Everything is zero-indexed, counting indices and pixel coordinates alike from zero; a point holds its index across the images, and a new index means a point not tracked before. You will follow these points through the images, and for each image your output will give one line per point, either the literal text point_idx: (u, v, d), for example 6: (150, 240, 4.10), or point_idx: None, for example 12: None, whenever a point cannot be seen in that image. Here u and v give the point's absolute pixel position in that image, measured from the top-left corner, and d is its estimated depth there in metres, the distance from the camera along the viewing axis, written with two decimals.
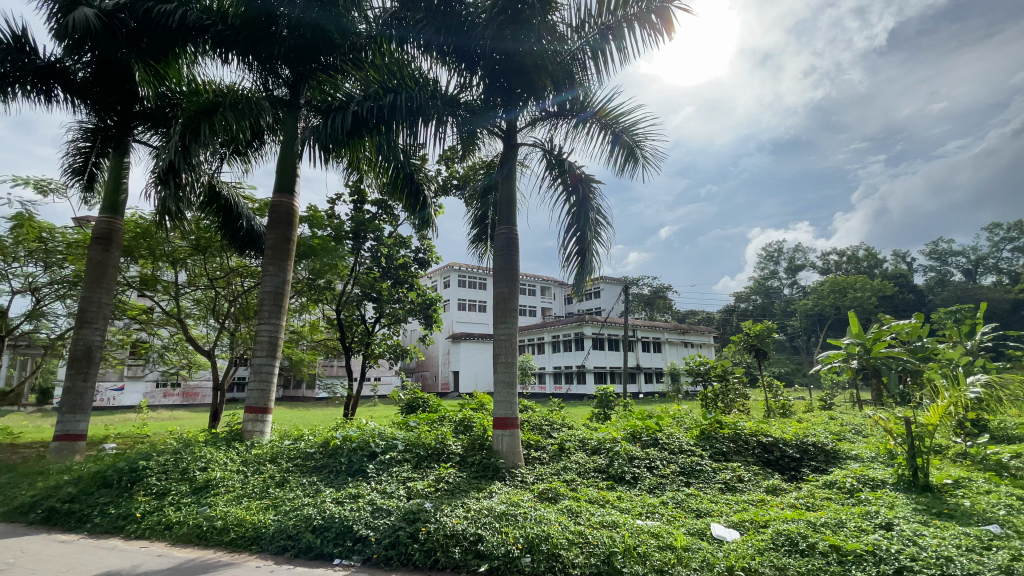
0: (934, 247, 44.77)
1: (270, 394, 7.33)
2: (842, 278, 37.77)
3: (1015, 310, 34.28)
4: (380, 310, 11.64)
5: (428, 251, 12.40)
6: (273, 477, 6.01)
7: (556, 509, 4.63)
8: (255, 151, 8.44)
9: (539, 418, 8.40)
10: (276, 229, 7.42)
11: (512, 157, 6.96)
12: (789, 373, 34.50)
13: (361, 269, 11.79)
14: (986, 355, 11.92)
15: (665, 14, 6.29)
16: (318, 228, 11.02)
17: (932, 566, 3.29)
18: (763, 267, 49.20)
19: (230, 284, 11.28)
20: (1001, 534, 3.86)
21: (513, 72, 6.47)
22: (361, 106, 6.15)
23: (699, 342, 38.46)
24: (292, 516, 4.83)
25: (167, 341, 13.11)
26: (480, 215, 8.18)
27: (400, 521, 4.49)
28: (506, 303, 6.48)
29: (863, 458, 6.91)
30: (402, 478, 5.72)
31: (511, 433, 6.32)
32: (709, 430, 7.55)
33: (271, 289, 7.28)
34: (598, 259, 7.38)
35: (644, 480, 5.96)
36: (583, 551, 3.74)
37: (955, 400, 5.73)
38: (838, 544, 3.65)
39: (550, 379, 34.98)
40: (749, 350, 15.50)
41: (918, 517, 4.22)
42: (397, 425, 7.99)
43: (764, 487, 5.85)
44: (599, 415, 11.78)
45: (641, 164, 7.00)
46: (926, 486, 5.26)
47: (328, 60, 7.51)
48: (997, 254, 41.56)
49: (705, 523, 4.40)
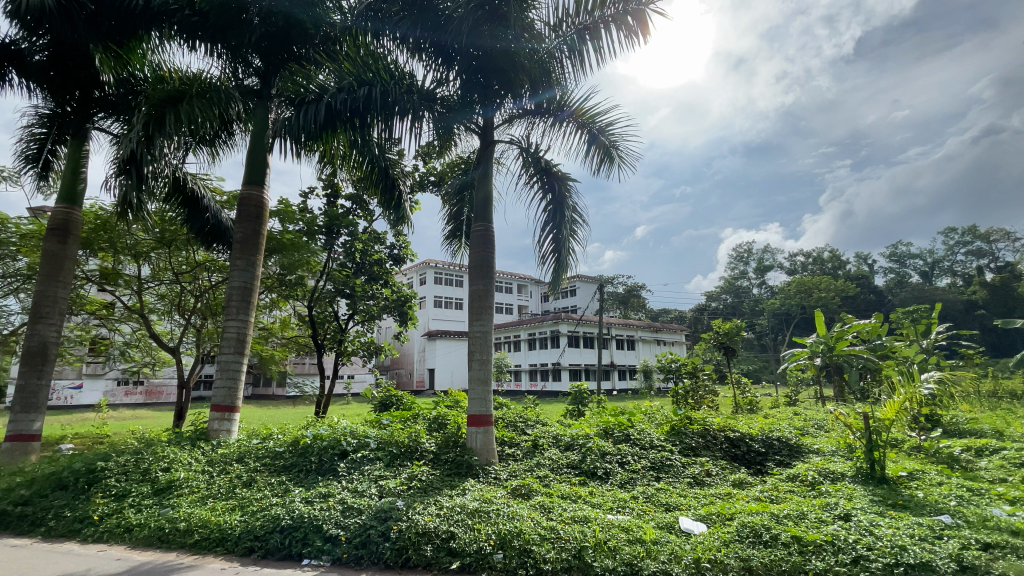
0: (894, 250, 46.65)
1: (238, 393, 7.14)
2: (809, 278, 38.96)
3: (967, 312, 36.14)
4: (353, 307, 11.43)
5: (404, 247, 12.24)
6: (240, 477, 5.85)
7: (529, 505, 4.66)
8: (224, 141, 8.17)
9: (514, 415, 8.42)
10: (244, 223, 7.20)
11: (489, 154, 6.93)
12: (757, 372, 35.46)
13: (334, 264, 11.57)
14: (940, 353, 12.47)
15: (642, 17, 6.35)
16: (289, 223, 10.74)
17: (886, 555, 3.44)
18: (733, 268, 50.38)
19: (197, 279, 10.96)
20: (952, 524, 4.06)
21: (490, 69, 6.44)
22: (335, 99, 6.03)
23: (672, 340, 39.24)
24: (260, 517, 4.71)
25: (130, 338, 12.66)
26: (455, 212, 8.12)
27: (371, 520, 4.44)
28: (481, 301, 6.43)
29: (825, 452, 7.14)
30: (374, 477, 5.65)
31: (486, 431, 6.29)
32: (680, 425, 7.69)
33: (238, 284, 7.07)
34: (574, 257, 7.44)
35: (615, 476, 6.04)
36: (555, 547, 3.78)
37: (911, 396, 5.98)
38: (799, 535, 3.77)
39: (525, 376, 35.08)
40: (718, 348, 15.90)
41: (874, 508, 4.40)
42: (369, 423, 7.85)
43: (731, 480, 6.01)
44: (573, 411, 11.91)
45: (617, 164, 7.08)
46: (882, 478, 5.47)
47: (301, 51, 7.43)
48: (952, 257, 43.63)
49: (674, 516, 4.51)
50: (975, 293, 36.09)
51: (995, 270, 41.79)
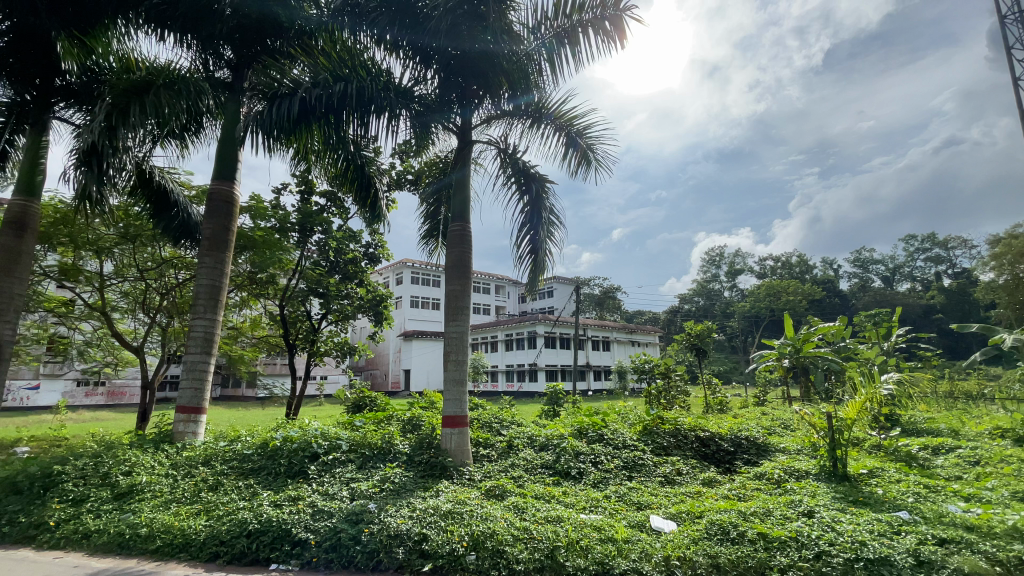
0: (858, 256, 48.39)
1: (205, 394, 6.94)
2: (778, 282, 40.07)
3: (926, 316, 37.77)
4: (327, 306, 11.24)
5: (379, 245, 12.08)
6: (205, 481, 5.68)
7: (503, 506, 4.65)
8: (193, 135, 7.93)
9: (489, 416, 8.41)
10: (213, 219, 6.99)
11: (466, 154, 6.91)
12: (727, 372, 36.35)
13: (308, 262, 11.36)
14: (900, 355, 12.97)
15: (619, 22, 6.43)
16: (260, 219, 10.49)
17: (848, 550, 3.56)
18: (706, 271, 51.39)
19: (163, 276, 10.61)
20: (910, 519, 4.23)
21: (468, 69, 6.44)
22: (310, 93, 5.92)
23: (646, 341, 39.83)
24: (226, 521, 4.57)
25: (91, 337, 12.15)
26: (432, 212, 8.06)
27: (342, 523, 4.36)
28: (458, 302, 6.40)
29: (790, 450, 7.33)
30: (346, 479, 5.56)
31: (460, 432, 6.26)
32: (652, 425, 7.82)
33: (206, 283, 6.85)
34: (551, 258, 7.47)
35: (588, 475, 6.08)
36: (528, 547, 3.79)
37: (872, 396, 6.19)
38: (765, 532, 3.87)
39: (501, 377, 35.07)
40: (690, 349, 16.19)
41: (836, 505, 4.55)
42: (342, 424, 7.74)
43: (701, 479, 6.12)
44: (548, 412, 11.94)
45: (594, 167, 7.15)
46: (844, 475, 5.67)
47: (275, 44, 7.27)
48: (911, 263, 45.49)
49: (644, 515, 4.57)
50: (933, 298, 37.75)
51: (951, 276, 43.80)
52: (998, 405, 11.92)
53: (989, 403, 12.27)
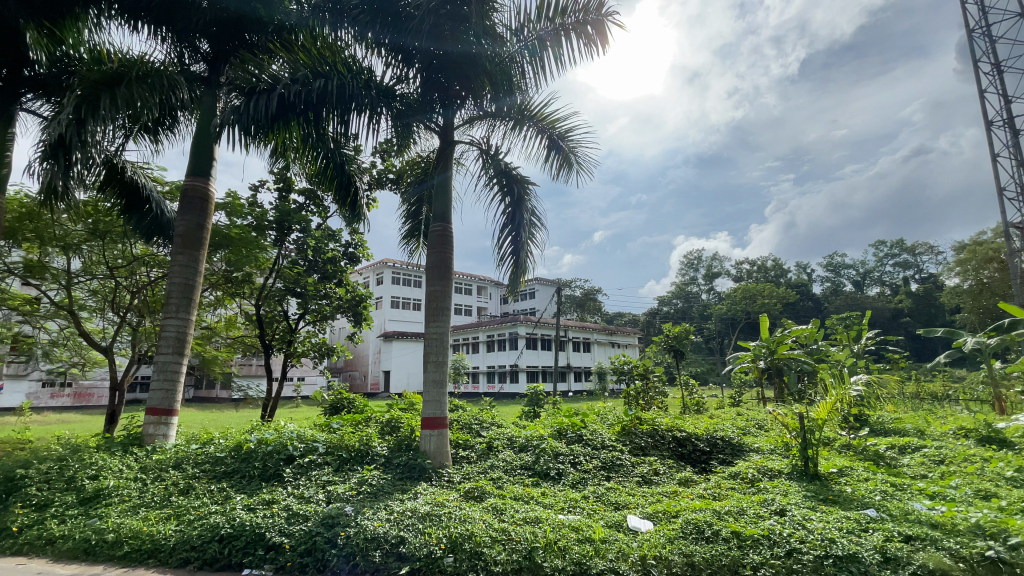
0: (831, 260, 49.72)
1: (176, 395, 6.75)
2: (754, 285, 40.91)
3: (894, 319, 39.00)
4: (304, 306, 11.05)
5: (359, 245, 11.94)
6: (176, 485, 5.53)
7: (482, 507, 4.63)
8: (167, 129, 7.72)
9: (469, 417, 8.38)
10: (187, 216, 6.81)
11: (448, 154, 6.89)
12: (705, 373, 36.96)
13: (285, 261, 11.17)
14: (869, 358, 13.36)
15: (601, 27, 6.50)
16: (236, 217, 10.27)
17: (818, 547, 3.65)
18: (684, 274, 52.15)
19: (134, 274, 10.31)
20: (877, 517, 4.36)
21: (451, 69, 6.42)
22: (288, 89, 5.82)
23: (626, 343, 40.23)
24: (198, 526, 4.46)
25: (57, 336, 11.75)
26: (413, 211, 8.00)
27: (318, 526, 4.30)
28: (438, 303, 6.37)
29: (764, 450, 7.47)
30: (322, 482, 5.48)
31: (440, 434, 6.22)
32: (630, 426, 7.91)
33: (178, 281, 6.67)
34: (532, 260, 7.49)
35: (567, 476, 6.11)
36: (505, 548, 3.79)
37: (841, 397, 6.35)
38: (739, 530, 3.94)
39: (482, 378, 35.00)
40: (668, 351, 16.41)
41: (807, 503, 4.67)
42: (318, 427, 7.63)
43: (677, 479, 6.20)
44: (528, 413, 11.96)
45: (575, 170, 7.20)
46: (816, 475, 5.81)
47: (253, 39, 7.13)
48: (881, 268, 46.95)
49: (622, 515, 4.61)
50: (901, 302, 39.05)
51: (918, 281, 45.35)
52: (961, 406, 12.35)
53: (953, 405, 12.74)
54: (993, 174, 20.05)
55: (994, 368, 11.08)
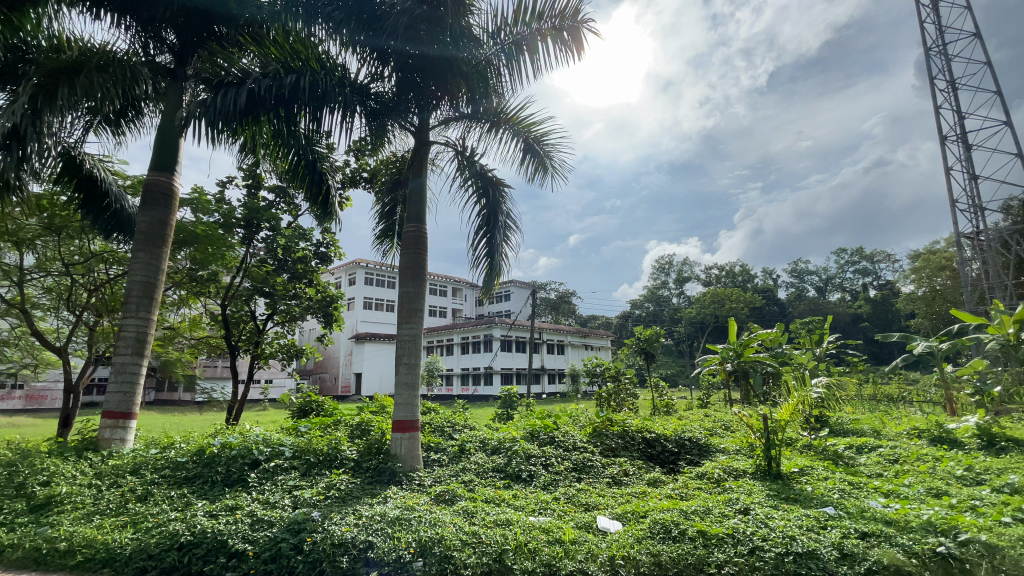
0: (795, 266, 51.44)
1: (135, 398, 6.49)
2: (723, 290, 41.94)
3: (854, 324, 40.60)
4: (273, 306, 10.79)
5: (331, 244, 11.73)
6: (133, 491, 5.31)
7: (452, 511, 4.61)
8: (130, 121, 7.45)
9: (441, 420, 8.32)
10: (149, 211, 6.56)
11: (423, 154, 6.84)
12: (675, 376, 37.67)
13: (253, 260, 10.88)
14: (830, 361, 13.87)
15: (577, 34, 6.58)
16: (203, 213, 9.94)
17: (778, 544, 3.76)
18: (656, 278, 53.07)
19: (92, 271, 9.89)
20: (835, 514, 4.52)
21: (427, 69, 6.38)
22: (258, 84, 5.68)
23: (598, 345, 40.69)
24: (156, 534, 4.29)
25: (6, 335, 11.17)
26: (388, 212, 7.92)
27: (283, 532, 4.20)
28: (411, 305, 6.31)
29: (729, 450, 7.65)
30: (288, 487, 5.34)
31: (411, 437, 6.14)
32: (601, 428, 8.00)
33: (139, 279, 6.41)
34: (507, 263, 7.51)
35: (538, 478, 6.12)
36: (476, 551, 3.77)
37: (803, 398, 6.55)
38: (704, 529, 4.03)
39: (456, 380, 34.82)
40: (639, 353, 16.68)
41: (770, 502, 4.81)
42: (285, 430, 7.45)
43: (646, 479, 6.30)
44: (501, 416, 11.97)
45: (550, 174, 7.27)
46: (778, 474, 6.00)
47: (222, 31, 6.90)
48: (842, 274, 48.83)
49: (592, 515, 4.65)
50: (860, 308, 40.69)
51: (876, 288, 47.30)
52: (915, 407, 12.92)
53: (908, 406, 13.31)
54: (946, 186, 21.10)
55: (945, 372, 11.63)
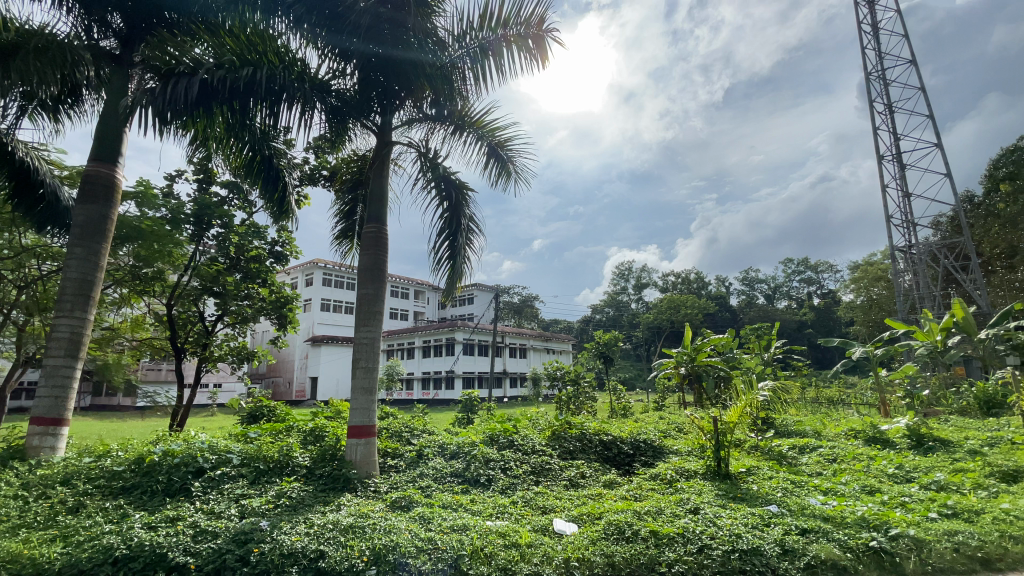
0: (746, 275, 53.70)
1: (68, 403, 6.07)
2: (679, 296, 43.30)
3: (799, 330, 42.71)
4: (223, 306, 10.35)
5: (287, 243, 11.36)
6: (64, 502, 4.96)
7: (408, 517, 4.54)
8: (69, 108, 6.96)
9: (399, 425, 8.19)
10: (87, 205, 6.16)
11: (385, 154, 6.75)
12: (632, 379, 38.53)
13: (203, 259, 10.37)
14: (776, 365, 14.54)
15: (542, 42, 6.66)
16: (149, 208, 9.43)
17: (726, 542, 3.90)
18: (616, 283, 54.17)
19: (22, 266, 9.19)
20: (778, 512, 4.75)
21: (390, 69, 6.30)
22: (212, 75, 5.46)
23: (559, 348, 41.10)
24: (88, 548, 4.02)
25: None
26: (348, 211, 7.76)
27: (228, 544, 4.02)
28: (370, 306, 6.20)
29: (682, 452, 7.87)
30: (235, 496, 5.12)
31: (367, 442, 5.98)
32: (560, 431, 8.12)
33: (74, 276, 6.01)
34: (469, 265, 7.49)
35: (496, 482, 6.12)
36: (432, 557, 3.73)
37: (750, 401, 6.81)
38: (656, 529, 4.14)
39: (416, 384, 34.34)
40: (598, 357, 16.96)
41: (718, 501, 5.00)
42: (233, 437, 7.16)
43: (602, 481, 6.41)
44: (461, 420, 11.90)
45: (513, 178, 7.31)
46: (727, 474, 6.25)
47: (173, 18, 6.54)
48: (789, 283, 51.38)
49: (548, 519, 4.69)
50: (805, 315, 42.91)
51: (820, 296, 50.01)
52: (853, 410, 13.72)
53: (846, 409, 14.09)
54: (883, 202, 22.58)
55: (880, 376, 12.39)
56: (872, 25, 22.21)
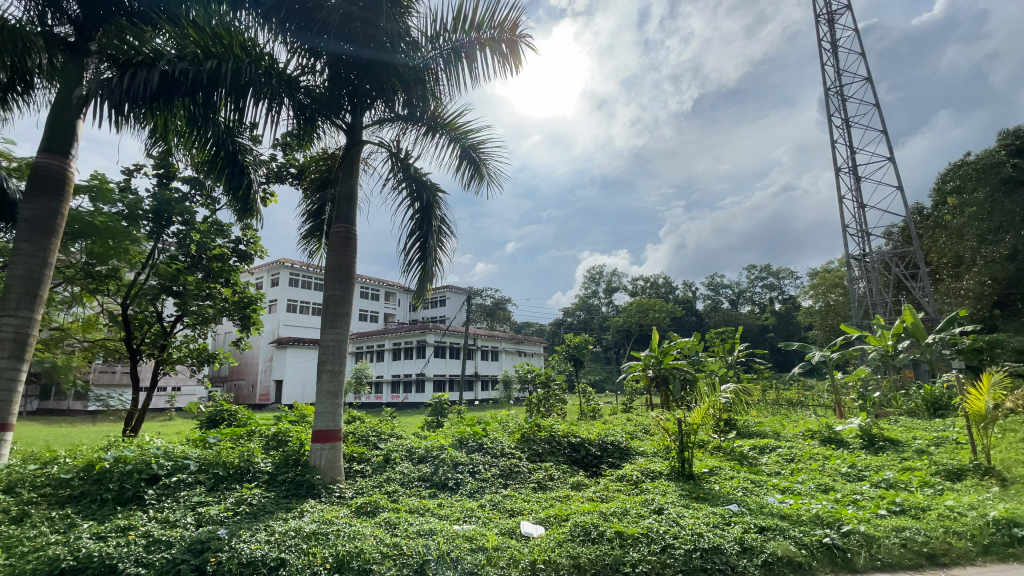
0: (712, 280, 55.18)
1: (13, 407, 5.74)
2: (647, 300, 44.10)
3: (761, 334, 44.13)
4: (183, 306, 9.98)
5: (252, 242, 11.05)
6: (5, 512, 4.68)
7: (374, 523, 4.47)
8: (18, 96, 6.60)
9: (366, 429, 8.06)
10: (38, 199, 5.83)
11: (355, 154, 6.65)
12: (602, 382, 39.02)
13: (162, 257, 9.96)
14: (739, 368, 14.97)
15: (515, 47, 6.69)
16: (104, 203, 9.01)
17: (687, 541, 4.00)
18: (588, 287, 54.76)
19: None
20: (738, 511, 4.89)
21: (362, 67, 6.22)
22: (173, 67, 5.27)
23: (531, 351, 41.27)
24: (31, 559, 3.81)
25: None
26: (315, 210, 7.61)
27: (183, 553, 3.88)
28: (337, 308, 6.09)
29: (647, 453, 8.02)
30: (192, 504, 4.93)
31: (332, 447, 5.87)
32: (529, 433, 8.15)
33: (21, 273, 5.68)
34: (440, 268, 7.44)
35: (465, 485, 6.08)
36: (397, 563, 3.69)
37: (713, 403, 6.99)
38: (621, 530, 4.20)
39: (386, 387, 33.86)
40: (569, 360, 17.11)
41: (682, 501, 5.11)
42: (191, 442, 6.90)
43: (570, 483, 6.47)
44: (429, 423, 11.80)
45: (486, 181, 7.32)
46: (690, 475, 6.40)
47: (134, 6, 6.26)
48: (752, 288, 53.08)
49: (515, 522, 4.69)
50: (767, 319, 44.37)
51: (781, 301, 51.82)
52: (810, 411, 14.26)
53: (805, 410, 14.64)
54: (840, 212, 23.62)
55: (836, 378, 12.92)
56: (831, 42, 23.20)
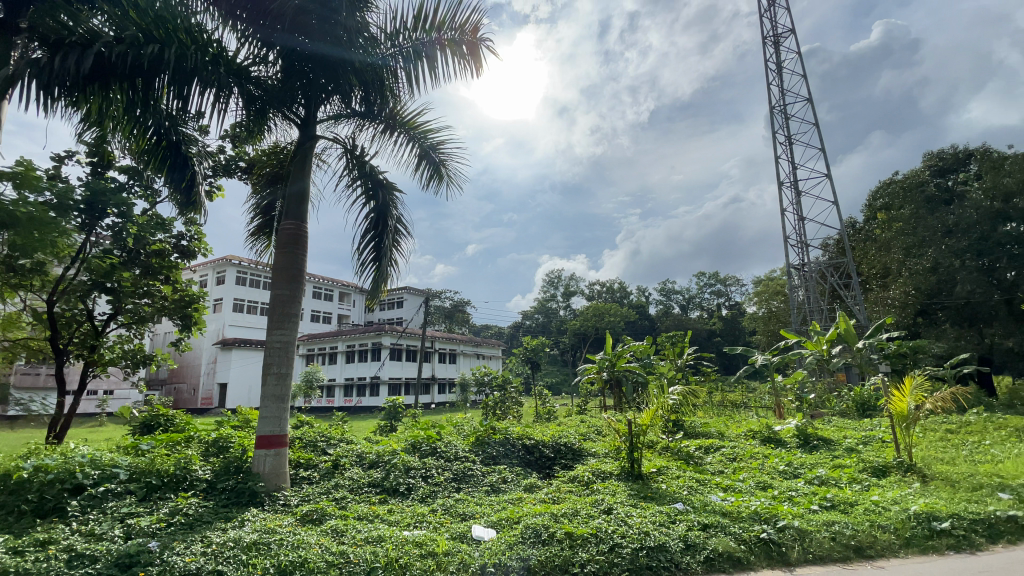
0: (665, 286, 56.95)
1: None
2: (603, 305, 44.98)
3: (709, 339, 45.91)
4: (117, 305, 9.36)
5: (196, 237, 10.50)
6: None
7: (319, 531, 4.34)
8: None
9: (314, 433, 7.81)
10: None
11: (308, 149, 6.47)
12: (557, 385, 39.47)
13: (95, 250, 9.27)
14: (688, 371, 15.53)
15: (475, 49, 6.70)
16: (29, 190, 8.31)
17: (635, 540, 4.10)
18: (545, 290, 55.30)
19: None
20: (683, 509, 5.05)
21: (317, 60, 6.05)
22: (110, 49, 5.01)
23: (489, 354, 41.23)
24: None
25: None
26: (265, 206, 7.33)
27: (109, 568, 3.64)
28: (285, 308, 5.88)
29: (599, 454, 8.17)
30: (121, 516, 4.62)
31: (277, 453, 5.66)
32: (483, 436, 8.14)
33: None
34: (395, 269, 7.33)
35: (416, 490, 6.00)
36: (344, 572, 3.60)
37: (662, 404, 7.22)
38: (571, 531, 4.26)
39: (338, 391, 32.94)
40: (525, 362, 17.21)
41: (630, 501, 5.25)
42: (122, 449, 6.49)
43: (523, 485, 6.50)
44: (381, 428, 11.57)
45: (445, 182, 7.28)
46: (639, 474, 6.57)
47: None
48: (701, 294, 55.20)
49: (467, 525, 4.67)
50: (715, 324, 46.25)
51: (728, 307, 54.14)
52: (753, 412, 14.97)
53: (748, 411, 15.33)
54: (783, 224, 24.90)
55: (776, 381, 13.61)
56: (777, 63, 24.52)
